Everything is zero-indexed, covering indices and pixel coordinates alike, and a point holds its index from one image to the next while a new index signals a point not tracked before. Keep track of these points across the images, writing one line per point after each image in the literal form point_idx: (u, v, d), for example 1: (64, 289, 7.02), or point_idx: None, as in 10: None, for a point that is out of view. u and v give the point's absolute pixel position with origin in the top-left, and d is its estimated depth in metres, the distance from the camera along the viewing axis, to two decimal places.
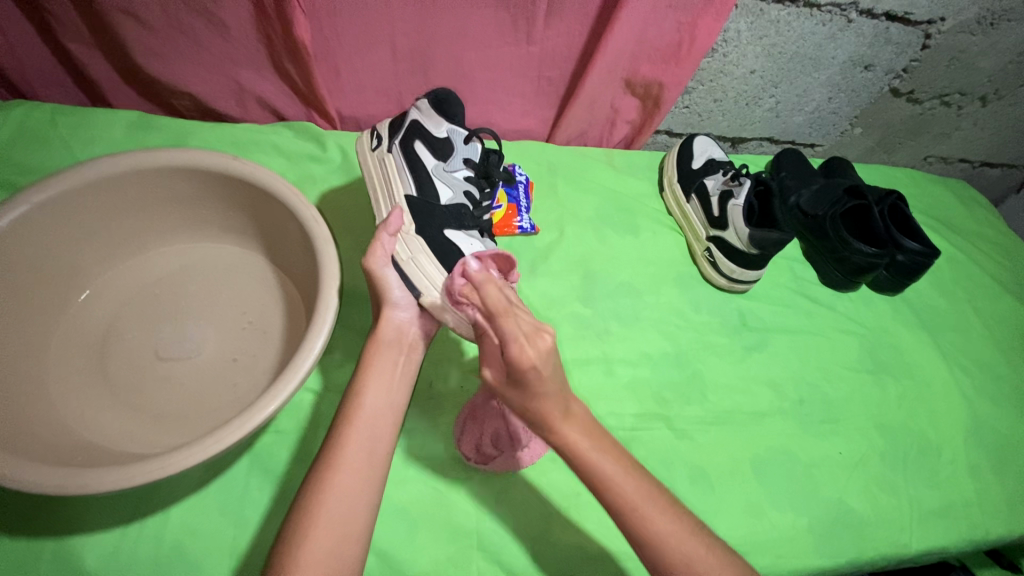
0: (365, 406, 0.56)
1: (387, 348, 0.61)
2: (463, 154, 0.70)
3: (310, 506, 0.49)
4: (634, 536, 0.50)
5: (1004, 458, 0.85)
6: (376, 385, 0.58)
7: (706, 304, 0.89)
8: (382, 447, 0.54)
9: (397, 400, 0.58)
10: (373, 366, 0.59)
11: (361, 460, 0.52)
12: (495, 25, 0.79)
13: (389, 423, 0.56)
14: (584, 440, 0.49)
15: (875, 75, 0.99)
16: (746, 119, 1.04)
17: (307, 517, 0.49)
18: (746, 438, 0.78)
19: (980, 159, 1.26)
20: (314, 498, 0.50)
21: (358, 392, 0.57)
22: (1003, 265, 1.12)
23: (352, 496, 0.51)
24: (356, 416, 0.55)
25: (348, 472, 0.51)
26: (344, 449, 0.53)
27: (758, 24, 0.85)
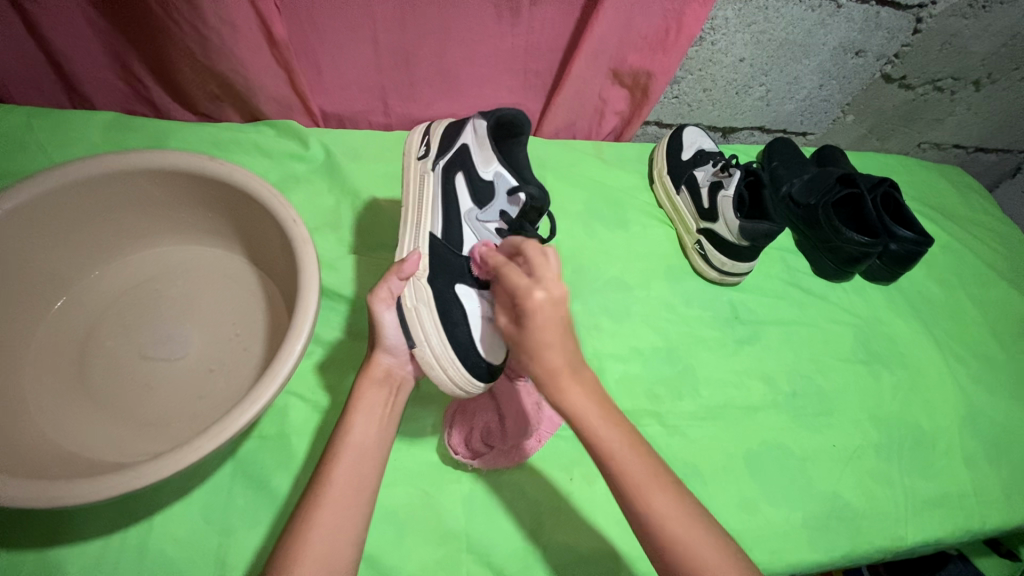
0: (350, 439, 0.56)
1: (374, 385, 0.60)
2: (501, 206, 0.66)
3: (293, 544, 0.48)
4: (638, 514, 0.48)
5: (1001, 447, 0.85)
6: (361, 419, 0.57)
7: (697, 298, 0.88)
8: (366, 480, 0.54)
9: (382, 435, 0.58)
10: (362, 400, 0.59)
11: (347, 496, 0.52)
12: (480, 17, 0.77)
13: (376, 457, 0.56)
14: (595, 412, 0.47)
15: (867, 61, 0.98)
16: (736, 109, 1.03)
17: (291, 554, 0.48)
18: (739, 433, 0.77)
19: (974, 144, 1.24)
20: (300, 532, 0.49)
21: (344, 426, 0.57)
22: (998, 251, 1.11)
23: (336, 533, 0.50)
24: (341, 450, 0.55)
25: (332, 506, 0.51)
26: (332, 482, 0.53)
27: (746, 11, 0.84)
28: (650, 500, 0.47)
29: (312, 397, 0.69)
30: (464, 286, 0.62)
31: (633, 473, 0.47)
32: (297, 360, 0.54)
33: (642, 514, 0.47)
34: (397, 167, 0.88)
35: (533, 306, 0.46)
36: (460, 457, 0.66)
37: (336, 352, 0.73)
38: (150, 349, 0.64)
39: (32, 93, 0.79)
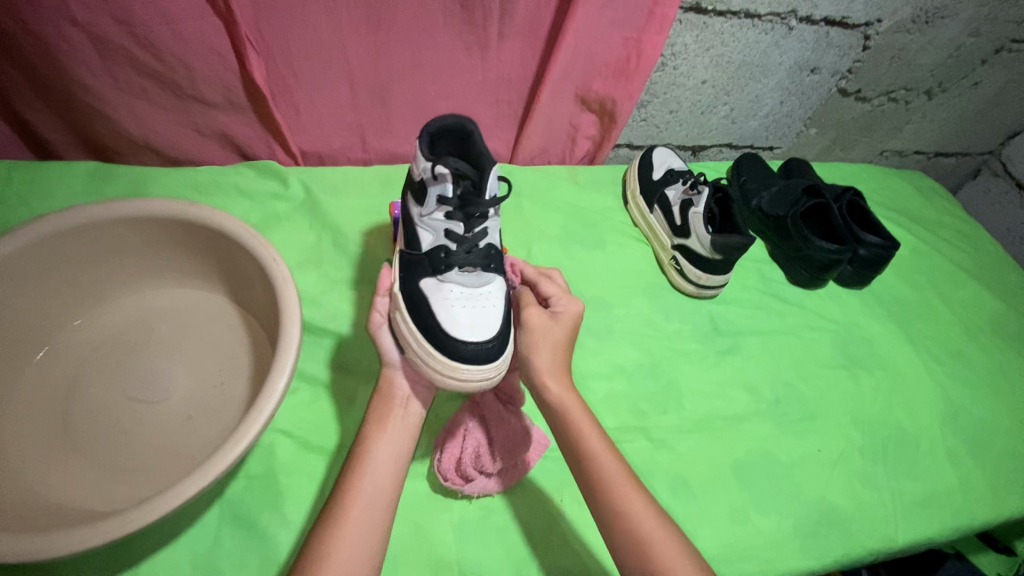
0: (369, 454, 0.57)
1: (386, 401, 0.62)
2: (435, 192, 0.58)
3: (319, 557, 0.49)
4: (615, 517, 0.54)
5: (982, 443, 0.86)
6: (379, 434, 0.59)
7: (676, 312, 0.90)
8: (385, 494, 0.55)
9: (403, 450, 0.59)
10: (376, 417, 0.60)
11: (370, 509, 0.53)
12: (451, 52, 0.82)
13: (395, 470, 0.57)
14: (572, 401, 0.60)
15: (822, 77, 1.03)
16: (703, 128, 1.07)
17: (315, 569, 0.48)
18: (725, 443, 0.77)
19: (933, 149, 1.29)
20: (319, 550, 0.50)
21: (363, 440, 0.58)
22: (965, 251, 1.15)
23: (360, 546, 0.51)
24: (361, 464, 0.56)
25: (357, 519, 0.52)
26: (352, 499, 0.53)
27: (703, 37, 0.89)
28: (618, 492, 0.55)
29: (298, 433, 0.69)
30: (425, 280, 0.61)
31: (606, 470, 0.56)
32: (280, 398, 0.54)
33: (614, 508, 0.55)
34: (375, 201, 0.91)
35: (570, 307, 0.65)
36: (450, 482, 0.65)
37: (321, 386, 0.73)
38: (134, 394, 0.64)
39: (14, 146, 0.81)
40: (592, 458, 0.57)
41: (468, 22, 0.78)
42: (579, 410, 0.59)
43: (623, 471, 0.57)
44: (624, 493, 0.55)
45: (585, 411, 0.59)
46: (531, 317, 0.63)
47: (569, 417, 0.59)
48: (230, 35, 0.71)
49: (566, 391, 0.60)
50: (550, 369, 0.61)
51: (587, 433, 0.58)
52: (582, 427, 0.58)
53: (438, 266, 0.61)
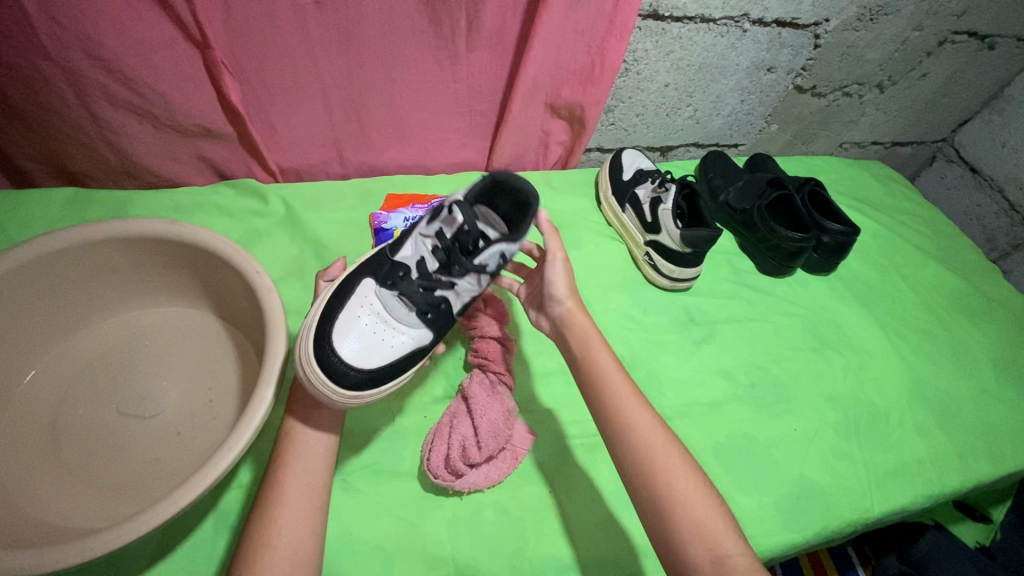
0: (297, 439, 0.58)
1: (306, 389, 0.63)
2: (444, 220, 0.62)
3: (258, 538, 0.51)
4: (626, 433, 0.58)
5: (949, 415, 0.90)
6: (303, 420, 0.60)
7: (653, 305, 0.93)
8: (318, 475, 0.57)
9: (329, 429, 0.61)
10: (298, 405, 0.61)
11: (302, 488, 0.55)
12: (422, 65, 0.85)
13: (323, 450, 0.59)
14: (589, 327, 0.66)
15: (779, 76, 1.08)
16: (670, 129, 1.13)
17: (258, 550, 0.50)
18: (706, 428, 0.80)
19: (890, 139, 1.35)
20: (259, 534, 0.51)
21: (287, 427, 0.60)
22: (924, 234, 1.20)
23: (297, 524, 0.53)
24: (289, 449, 0.58)
25: (292, 500, 0.54)
26: (286, 483, 0.55)
27: (662, 42, 0.94)
28: (626, 409, 0.59)
29: None
30: (369, 281, 0.61)
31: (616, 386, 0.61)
32: (270, 406, 0.56)
33: (625, 422, 0.59)
34: (356, 213, 0.93)
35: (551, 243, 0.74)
36: (441, 480, 0.67)
37: None
38: (124, 411, 0.65)
39: None
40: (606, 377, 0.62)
41: (438, 37, 0.82)
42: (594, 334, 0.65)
43: (631, 390, 0.62)
44: (632, 408, 0.60)
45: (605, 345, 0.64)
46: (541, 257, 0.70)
47: (587, 340, 0.64)
48: (204, 58, 0.73)
49: (586, 318, 0.66)
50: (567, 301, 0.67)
51: (605, 359, 0.63)
52: (599, 359, 0.63)
53: (390, 279, 0.62)
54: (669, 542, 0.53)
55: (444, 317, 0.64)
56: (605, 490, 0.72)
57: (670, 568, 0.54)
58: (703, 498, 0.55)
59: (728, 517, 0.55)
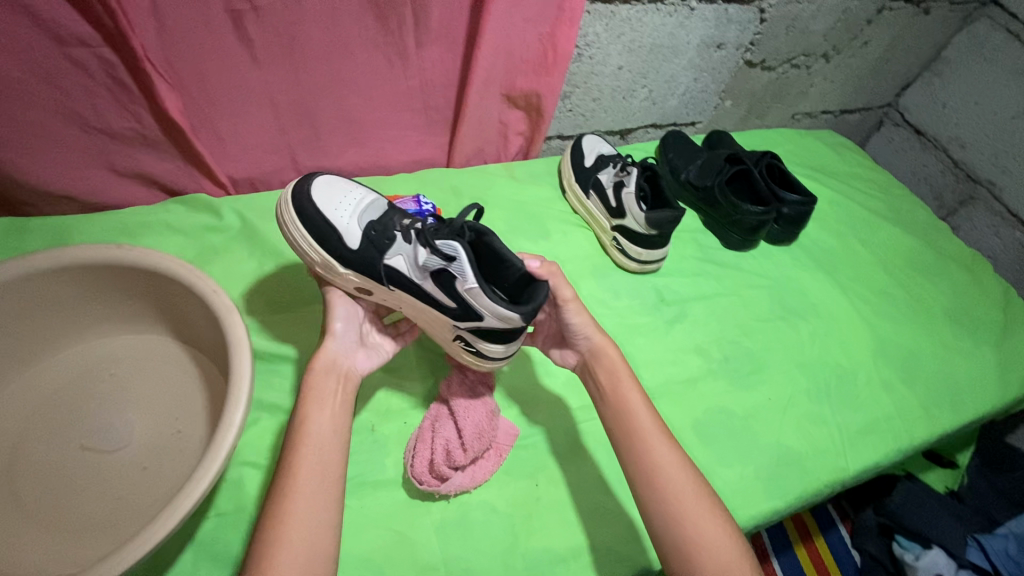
0: (309, 431, 0.55)
1: (322, 376, 0.59)
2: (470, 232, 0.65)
3: (272, 537, 0.48)
4: (647, 461, 0.59)
5: (911, 369, 0.94)
6: (316, 410, 0.56)
7: (624, 289, 0.94)
8: (333, 469, 0.54)
9: (340, 420, 0.57)
10: (312, 392, 0.57)
11: (315, 487, 0.51)
12: (372, 63, 0.84)
13: (336, 444, 0.56)
14: (620, 364, 0.67)
15: (728, 52, 1.09)
16: (627, 112, 1.13)
17: (270, 550, 0.47)
18: (684, 406, 0.81)
19: (839, 108, 1.39)
20: (271, 534, 0.48)
21: (298, 419, 0.56)
22: (877, 197, 1.24)
23: (311, 525, 0.49)
24: (300, 443, 0.54)
25: (303, 501, 0.50)
26: (298, 477, 0.52)
27: (612, 25, 0.94)
28: (647, 438, 0.61)
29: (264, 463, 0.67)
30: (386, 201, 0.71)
31: (639, 419, 0.62)
32: (240, 430, 0.54)
33: (642, 451, 0.60)
34: None
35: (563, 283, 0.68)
36: (426, 485, 0.66)
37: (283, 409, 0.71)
38: (85, 449, 0.61)
39: None
40: (630, 410, 0.63)
41: (384, 33, 0.81)
42: (622, 368, 0.67)
43: (656, 419, 0.63)
44: (652, 439, 0.61)
45: (634, 381, 0.66)
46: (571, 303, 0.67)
47: (614, 375, 0.66)
48: (138, 69, 0.70)
49: (616, 353, 0.68)
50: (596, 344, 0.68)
51: (630, 391, 0.65)
52: (631, 399, 0.64)
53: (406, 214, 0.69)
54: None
55: (371, 248, 0.64)
56: (590, 477, 0.73)
57: None
58: (715, 524, 0.56)
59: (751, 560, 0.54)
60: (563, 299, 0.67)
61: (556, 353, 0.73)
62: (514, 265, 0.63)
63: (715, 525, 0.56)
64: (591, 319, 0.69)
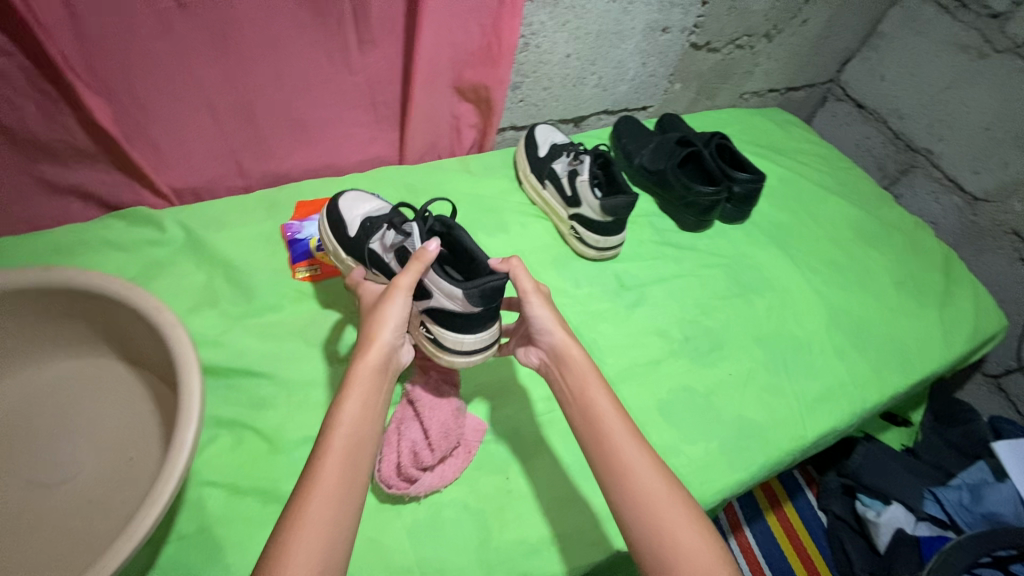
0: (342, 424, 0.52)
1: (371, 370, 0.56)
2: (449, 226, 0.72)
3: (283, 539, 0.44)
4: (617, 467, 0.56)
5: (861, 335, 0.97)
6: (353, 403, 0.53)
7: (585, 277, 0.95)
8: (364, 470, 0.50)
9: (377, 419, 0.54)
10: (355, 385, 0.54)
11: (342, 490, 0.48)
12: (313, 61, 0.82)
13: (369, 442, 0.52)
14: (588, 366, 0.63)
15: (674, 36, 1.10)
16: (578, 99, 1.13)
17: (281, 552, 0.43)
18: (649, 388, 0.83)
19: (784, 86, 1.42)
20: (287, 533, 0.44)
21: (335, 411, 0.53)
22: (825, 171, 1.28)
23: (331, 528, 0.46)
24: (331, 437, 0.51)
25: (327, 499, 0.47)
26: (324, 474, 0.48)
27: (556, 13, 0.93)
28: (615, 442, 0.57)
29: (226, 480, 0.65)
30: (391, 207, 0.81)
31: (609, 425, 0.58)
32: (193, 450, 0.52)
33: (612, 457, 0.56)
34: (265, 227, 0.88)
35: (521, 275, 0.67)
36: (395, 489, 0.65)
37: (243, 422, 0.69)
38: (29, 483, 0.58)
39: None
40: (602, 414, 0.59)
41: (324, 30, 0.79)
42: (590, 371, 0.63)
43: (625, 421, 0.59)
44: (620, 443, 0.57)
45: (601, 381, 0.62)
46: (530, 295, 0.66)
47: (581, 380, 0.62)
48: (59, 76, 0.66)
49: (581, 355, 0.64)
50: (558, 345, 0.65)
51: (597, 393, 0.61)
52: (600, 404, 0.60)
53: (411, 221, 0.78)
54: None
55: (362, 234, 0.74)
56: (559, 466, 0.73)
57: None
58: (692, 530, 0.51)
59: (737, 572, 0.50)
60: (523, 292, 0.67)
61: (524, 352, 0.71)
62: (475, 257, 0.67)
63: (691, 528, 0.52)
64: (554, 313, 0.67)
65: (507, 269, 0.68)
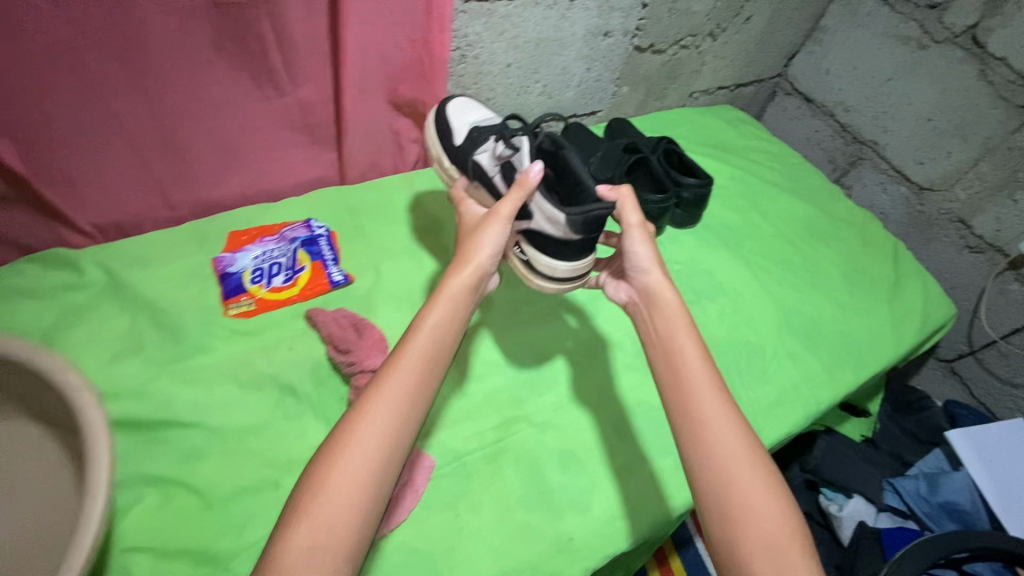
0: (417, 333, 0.55)
1: (457, 285, 0.59)
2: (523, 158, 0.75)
3: (342, 435, 0.49)
4: (700, 415, 0.58)
5: (814, 335, 0.98)
6: (431, 313, 0.57)
7: (536, 293, 0.92)
8: (431, 385, 0.53)
9: (454, 331, 0.57)
10: (440, 297, 0.58)
11: (405, 405, 0.51)
12: (233, 84, 0.78)
13: (440, 358, 0.55)
14: (678, 309, 0.65)
15: (616, 39, 1.08)
16: (524, 108, 1.10)
17: (341, 446, 0.48)
18: (603, 406, 0.81)
19: (733, 83, 1.42)
20: (348, 426, 0.49)
21: (417, 318, 0.57)
22: (775, 169, 1.28)
23: (386, 438, 0.49)
24: (400, 352, 0.54)
25: (387, 411, 0.50)
26: (390, 384, 0.51)
27: (491, 23, 0.90)
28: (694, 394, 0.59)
29: (150, 544, 0.60)
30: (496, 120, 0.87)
31: (692, 372, 0.60)
32: (100, 528, 0.48)
33: (694, 410, 0.58)
34: (194, 262, 0.83)
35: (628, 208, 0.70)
36: None
37: (171, 477, 0.65)
38: None
39: None
40: (686, 361, 0.61)
41: (244, 52, 0.75)
42: (680, 317, 0.65)
43: (711, 372, 0.60)
44: (700, 394, 0.59)
45: (692, 332, 0.63)
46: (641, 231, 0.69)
47: (666, 325, 0.65)
48: None
49: (673, 297, 0.66)
50: (647, 286, 0.69)
51: (685, 340, 0.62)
52: (685, 348, 0.62)
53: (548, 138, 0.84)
54: (733, 547, 0.52)
55: (470, 143, 0.81)
56: (512, 497, 0.70)
57: (715, 536, 0.54)
58: (765, 491, 0.54)
59: (799, 524, 0.53)
60: (627, 224, 0.70)
61: (612, 286, 0.76)
62: (583, 183, 0.71)
63: (762, 486, 0.54)
64: (654, 254, 0.70)
65: (616, 198, 0.71)
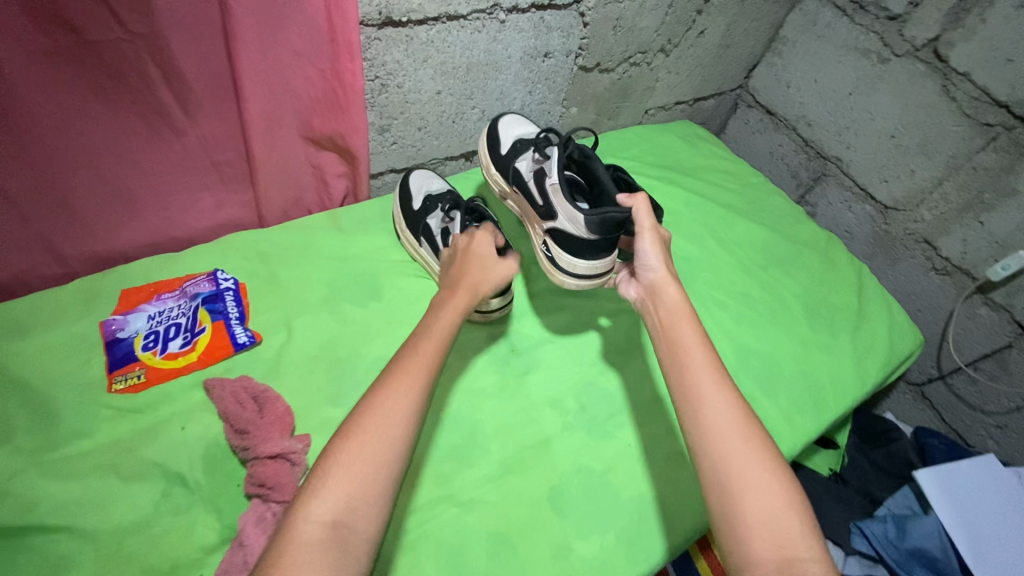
0: (436, 321, 0.64)
1: (465, 292, 0.69)
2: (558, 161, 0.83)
3: (363, 408, 0.53)
4: (700, 392, 0.58)
5: (772, 376, 0.91)
6: (446, 307, 0.66)
7: (470, 345, 0.84)
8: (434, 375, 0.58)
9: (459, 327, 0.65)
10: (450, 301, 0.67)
11: (416, 385, 0.56)
12: (114, 126, 0.69)
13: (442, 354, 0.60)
14: (680, 303, 0.68)
15: (558, 60, 1.01)
16: (463, 135, 1.02)
17: (358, 414, 0.52)
18: (538, 474, 0.74)
19: (692, 97, 1.36)
20: (369, 399, 0.53)
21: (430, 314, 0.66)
22: (734, 190, 1.22)
23: (398, 412, 0.53)
24: (421, 343, 0.61)
25: (400, 389, 0.54)
26: (406, 369, 0.57)
27: (413, 50, 0.82)
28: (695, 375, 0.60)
29: None
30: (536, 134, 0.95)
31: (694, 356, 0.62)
32: None
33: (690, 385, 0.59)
34: (78, 327, 0.74)
35: (640, 210, 0.74)
36: None
37: None
38: None
39: None
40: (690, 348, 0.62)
41: (125, 89, 0.67)
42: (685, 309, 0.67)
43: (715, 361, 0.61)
44: (700, 373, 0.60)
45: (695, 325, 0.65)
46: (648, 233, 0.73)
47: (669, 313, 0.67)
48: None
49: (677, 292, 0.69)
50: (653, 283, 0.71)
51: (688, 329, 0.65)
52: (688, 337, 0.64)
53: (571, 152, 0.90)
54: (727, 521, 0.51)
55: (512, 153, 0.89)
56: None
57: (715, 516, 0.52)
58: (767, 470, 0.53)
59: (806, 510, 0.51)
60: (641, 227, 0.73)
61: (626, 286, 0.79)
62: (606, 188, 0.77)
63: (766, 468, 0.53)
64: (663, 255, 0.72)
65: (631, 204, 0.74)
